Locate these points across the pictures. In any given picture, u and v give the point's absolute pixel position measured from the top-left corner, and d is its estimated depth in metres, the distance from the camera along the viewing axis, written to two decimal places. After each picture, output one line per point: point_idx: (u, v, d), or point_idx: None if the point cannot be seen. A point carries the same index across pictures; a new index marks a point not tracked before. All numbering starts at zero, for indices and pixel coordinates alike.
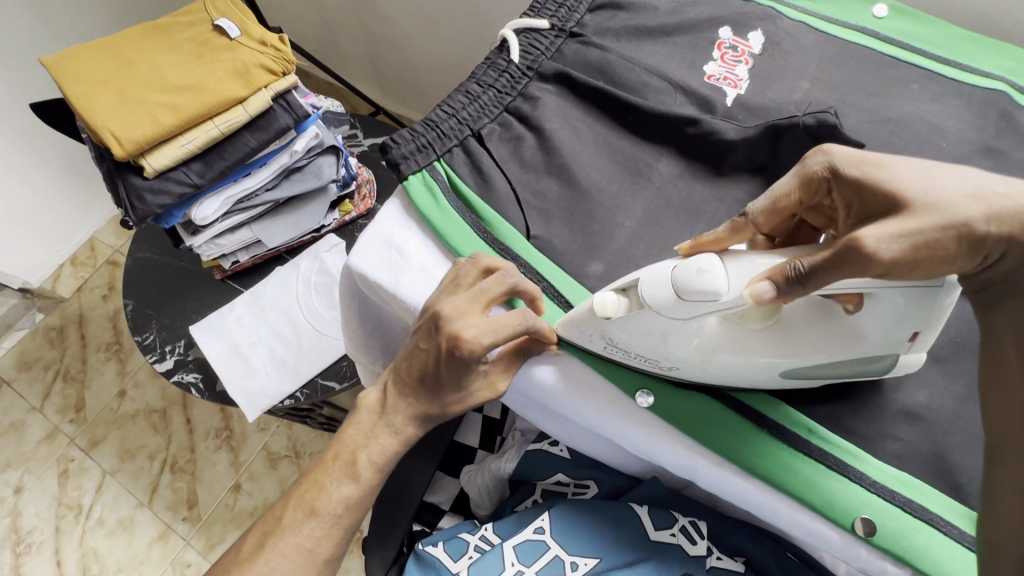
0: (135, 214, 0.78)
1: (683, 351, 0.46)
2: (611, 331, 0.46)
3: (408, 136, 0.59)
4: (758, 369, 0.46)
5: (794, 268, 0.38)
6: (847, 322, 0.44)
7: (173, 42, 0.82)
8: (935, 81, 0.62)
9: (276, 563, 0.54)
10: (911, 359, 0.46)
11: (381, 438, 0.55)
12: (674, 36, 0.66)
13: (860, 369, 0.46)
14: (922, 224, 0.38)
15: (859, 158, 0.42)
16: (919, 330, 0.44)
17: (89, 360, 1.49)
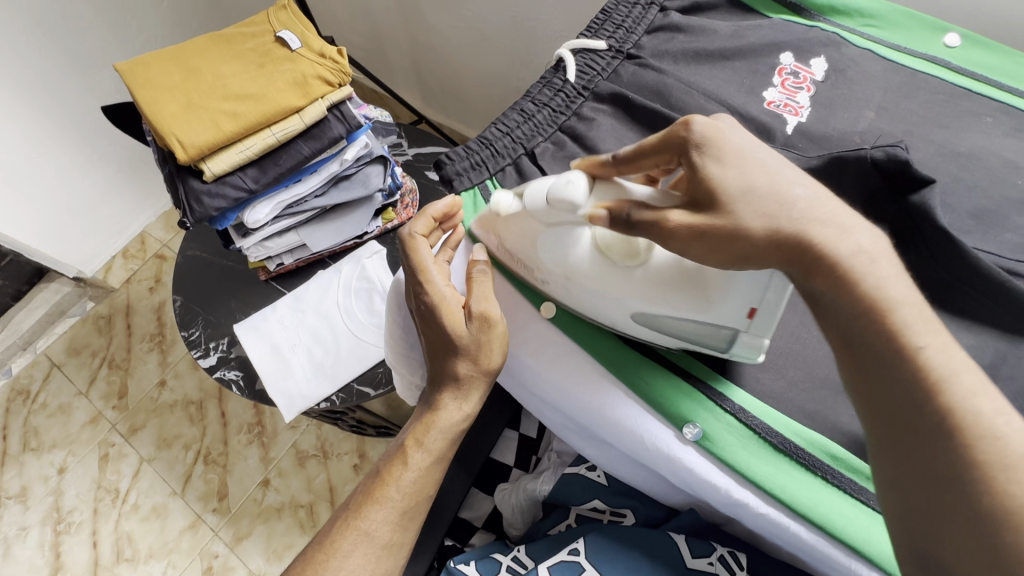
0: (193, 215, 0.81)
1: (548, 263, 0.49)
2: (503, 227, 0.51)
3: (462, 153, 0.60)
4: (608, 302, 0.48)
5: (627, 212, 0.42)
6: (712, 287, 0.45)
7: (237, 52, 0.86)
8: (1010, 114, 0.59)
9: (340, 546, 0.55)
10: (757, 342, 0.47)
11: (427, 421, 0.56)
12: (733, 61, 0.65)
13: (706, 338, 0.48)
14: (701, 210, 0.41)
15: (711, 139, 0.41)
16: (755, 302, 0.45)
17: (134, 349, 1.55)
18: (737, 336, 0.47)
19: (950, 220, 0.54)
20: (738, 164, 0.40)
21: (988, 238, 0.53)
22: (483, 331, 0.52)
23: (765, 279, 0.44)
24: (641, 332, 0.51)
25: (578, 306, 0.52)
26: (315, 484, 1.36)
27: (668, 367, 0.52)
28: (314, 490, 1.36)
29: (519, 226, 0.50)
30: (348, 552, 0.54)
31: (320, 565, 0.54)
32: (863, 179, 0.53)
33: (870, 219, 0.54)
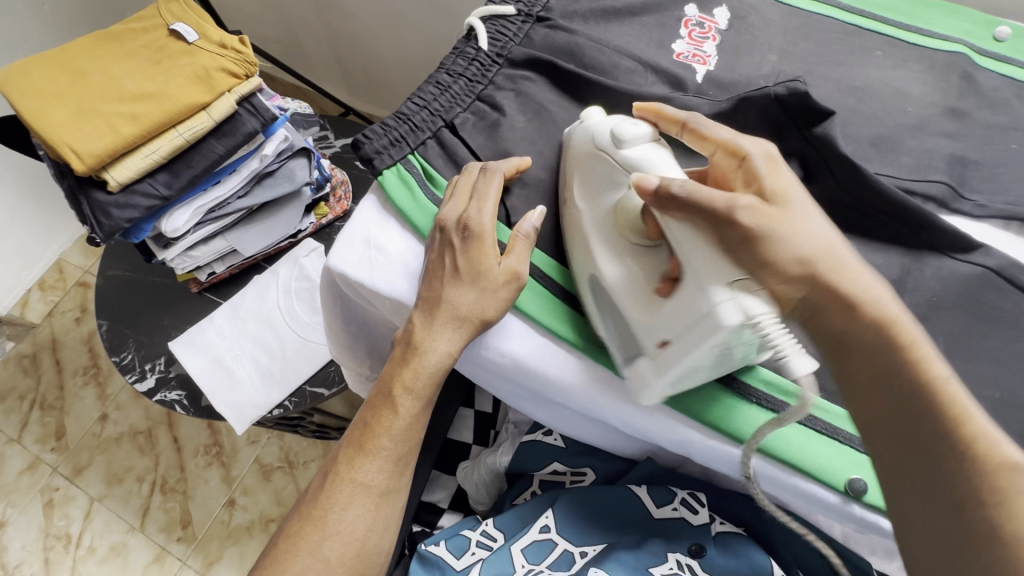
0: (101, 229, 0.75)
1: (576, 198, 0.53)
2: (575, 145, 0.55)
3: (380, 130, 0.57)
4: (584, 253, 0.51)
5: (674, 187, 0.43)
6: (654, 306, 0.46)
7: (128, 50, 0.80)
8: (897, 47, 0.63)
9: (335, 499, 0.52)
10: (652, 377, 0.46)
11: (414, 363, 0.51)
12: (641, 16, 0.66)
13: (625, 348, 0.49)
14: (717, 204, 0.42)
15: (769, 159, 0.46)
16: (669, 339, 0.44)
17: (66, 386, 1.45)
18: (640, 359, 0.47)
19: (851, 149, 0.56)
20: (794, 218, 0.44)
21: (887, 162, 0.56)
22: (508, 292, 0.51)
23: (706, 320, 0.40)
24: (599, 328, 0.51)
25: (568, 249, 0.54)
26: (283, 496, 1.32)
27: None
28: (283, 503, 1.31)
29: (579, 160, 0.54)
30: (345, 504, 0.52)
31: (319, 520, 0.52)
32: (768, 115, 0.55)
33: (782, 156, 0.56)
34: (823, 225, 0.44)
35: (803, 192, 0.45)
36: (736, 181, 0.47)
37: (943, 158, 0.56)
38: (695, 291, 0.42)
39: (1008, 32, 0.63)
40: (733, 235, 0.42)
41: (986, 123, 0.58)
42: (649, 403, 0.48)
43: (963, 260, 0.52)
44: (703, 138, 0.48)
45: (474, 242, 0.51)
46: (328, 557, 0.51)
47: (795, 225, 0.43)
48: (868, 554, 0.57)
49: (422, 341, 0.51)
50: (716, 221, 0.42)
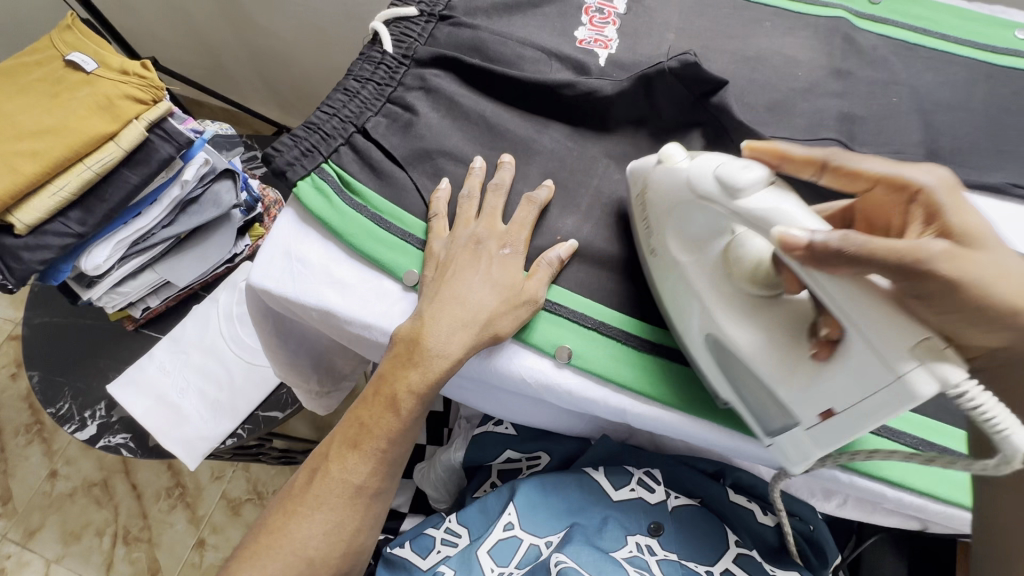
0: (13, 275, 0.72)
1: (674, 251, 0.49)
2: (659, 189, 0.50)
3: (290, 142, 0.57)
4: (699, 313, 0.47)
5: (836, 245, 0.36)
6: (805, 372, 0.42)
7: (24, 86, 0.77)
8: (783, 16, 0.67)
9: (324, 497, 0.51)
10: (816, 449, 0.42)
11: (423, 367, 0.49)
12: (542, 7, 0.67)
13: (773, 414, 0.45)
14: (902, 255, 0.35)
15: (952, 186, 0.39)
16: (836, 409, 0.39)
17: (8, 447, 1.37)
18: (793, 428, 0.43)
19: (749, 116, 0.59)
20: (995, 260, 0.37)
21: (782, 125, 0.59)
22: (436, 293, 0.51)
23: (890, 392, 0.36)
24: (727, 390, 0.48)
25: (669, 305, 0.51)
26: None
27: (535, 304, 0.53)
28: None
29: (672, 206, 0.49)
30: (333, 505, 0.51)
31: (304, 516, 0.51)
32: (669, 88, 0.58)
33: (685, 128, 0.59)
34: (1021, 261, 0.38)
35: (996, 226, 0.37)
36: (904, 216, 0.40)
37: (832, 116, 0.59)
38: (873, 360, 0.36)
39: None
40: (928, 287, 0.35)
41: (868, 80, 0.62)
42: (806, 468, 0.45)
43: None
44: (853, 175, 0.41)
45: (506, 261, 0.52)
46: (312, 555, 0.50)
47: (1000, 269, 0.37)
48: (808, 497, 0.61)
49: (435, 341, 0.49)
50: (901, 274, 0.36)
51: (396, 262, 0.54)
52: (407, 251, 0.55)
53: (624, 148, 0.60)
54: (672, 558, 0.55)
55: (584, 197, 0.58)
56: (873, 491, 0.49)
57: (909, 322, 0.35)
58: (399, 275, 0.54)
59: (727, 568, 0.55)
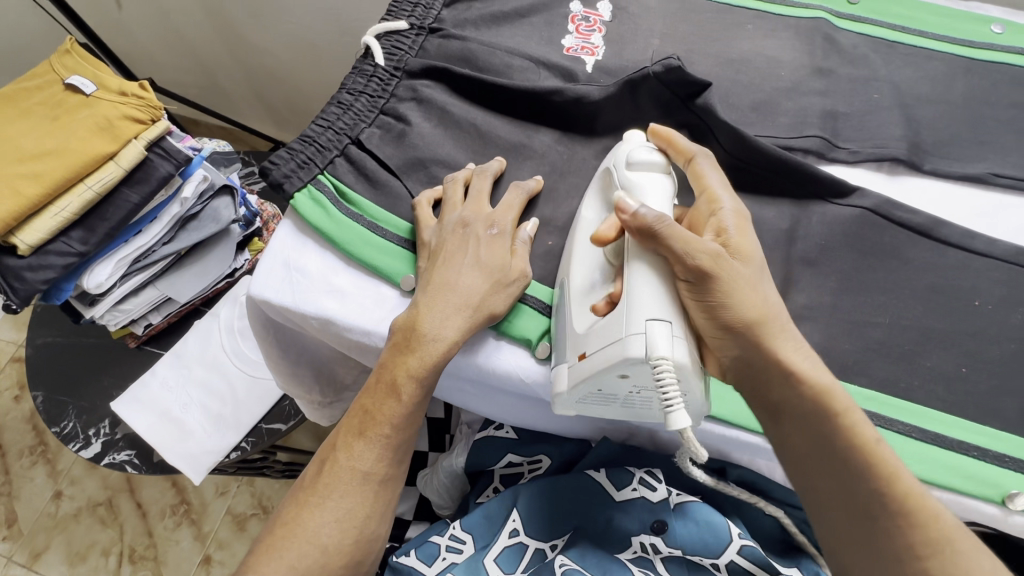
0: (16, 295, 0.73)
1: (586, 207, 0.53)
2: (602, 160, 0.56)
3: (286, 155, 0.58)
4: (562, 264, 0.52)
5: (641, 215, 0.45)
6: (588, 321, 0.47)
7: (25, 110, 0.78)
8: (765, 19, 0.68)
9: (334, 485, 0.51)
10: (567, 385, 0.47)
11: (422, 350, 0.49)
12: (529, 17, 0.69)
13: (556, 355, 0.50)
14: (682, 241, 0.44)
15: (742, 219, 0.48)
16: (588, 353, 0.45)
17: (12, 470, 1.37)
18: (563, 364, 0.48)
19: (735, 116, 0.60)
20: (752, 278, 0.46)
21: (767, 124, 0.60)
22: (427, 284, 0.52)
23: (616, 346, 0.43)
24: (550, 338, 0.52)
25: (562, 257, 0.55)
26: None
27: (531, 307, 0.54)
28: None
29: (598, 175, 0.55)
30: (343, 492, 0.51)
31: (317, 507, 0.51)
32: (655, 93, 0.59)
33: (672, 130, 0.61)
34: (774, 291, 0.47)
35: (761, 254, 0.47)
36: (705, 227, 0.49)
37: (816, 114, 0.61)
38: (622, 317, 0.43)
39: None
40: (691, 274, 0.44)
41: (850, 78, 0.63)
42: (561, 411, 0.49)
43: (845, 204, 0.56)
44: (696, 178, 0.50)
45: (492, 241, 0.53)
46: (326, 543, 0.50)
47: (751, 284, 0.46)
48: None
49: (429, 327, 0.49)
50: (675, 257, 0.44)
51: (393, 269, 0.55)
52: (403, 257, 0.56)
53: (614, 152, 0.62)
54: (677, 555, 0.56)
55: (575, 200, 0.59)
56: None
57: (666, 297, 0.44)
58: (397, 282, 0.55)
59: (733, 561, 0.55)
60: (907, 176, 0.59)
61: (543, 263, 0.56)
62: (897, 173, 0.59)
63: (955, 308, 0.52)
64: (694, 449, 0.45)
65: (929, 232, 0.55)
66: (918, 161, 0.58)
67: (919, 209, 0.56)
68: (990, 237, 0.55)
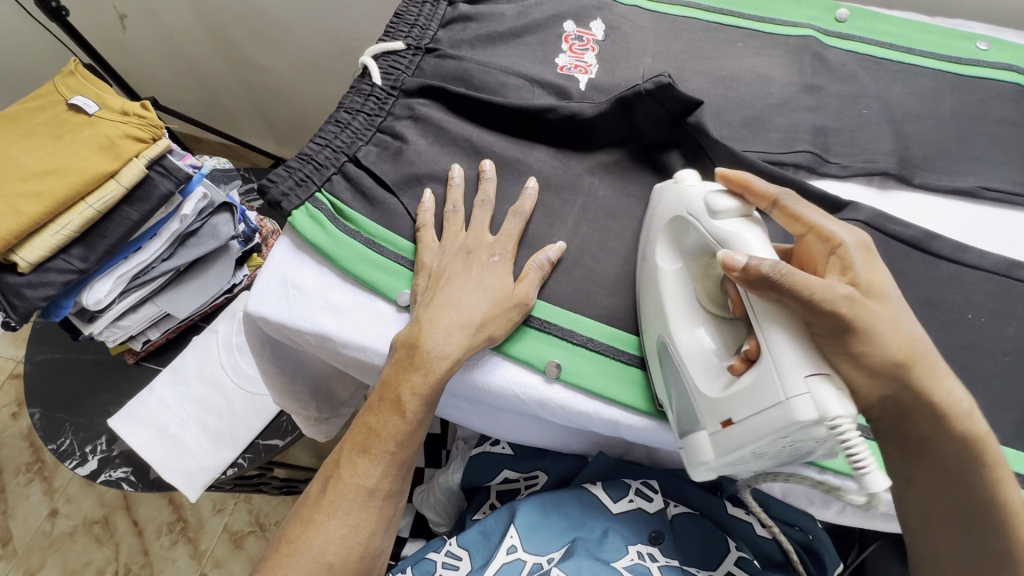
0: (16, 312, 0.74)
1: (659, 255, 0.52)
2: (661, 204, 0.54)
3: (284, 173, 0.59)
4: (657, 317, 0.50)
5: (768, 271, 0.42)
6: (722, 382, 0.45)
7: (28, 129, 0.79)
8: (755, 37, 0.69)
9: (339, 503, 0.51)
10: (712, 453, 0.45)
11: (426, 367, 0.50)
12: (524, 37, 0.70)
13: (684, 420, 0.48)
14: (813, 293, 0.41)
15: (868, 249, 0.45)
16: (735, 420, 0.43)
17: (8, 487, 1.36)
18: (699, 432, 0.46)
19: (726, 132, 0.61)
20: (890, 315, 0.43)
21: (758, 139, 0.61)
22: (428, 303, 0.52)
23: (778, 410, 0.40)
24: (664, 397, 0.50)
25: (641, 311, 0.53)
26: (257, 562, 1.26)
27: (525, 322, 0.54)
28: None
29: (664, 221, 0.52)
30: (349, 509, 0.51)
31: (320, 525, 0.50)
32: (646, 110, 0.60)
33: (664, 146, 0.61)
34: (915, 324, 0.44)
35: (898, 287, 0.44)
36: (827, 267, 0.46)
37: (806, 129, 0.62)
38: (773, 378, 0.41)
39: (847, 13, 0.71)
40: (827, 325, 0.41)
41: (839, 94, 0.64)
42: (703, 478, 0.48)
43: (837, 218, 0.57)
44: (795, 218, 0.47)
45: (495, 266, 0.54)
46: (330, 561, 0.49)
47: (889, 322, 0.43)
48: (808, 506, 0.60)
49: (433, 344, 0.50)
50: (812, 309, 0.41)
51: (389, 285, 0.56)
52: (399, 273, 0.56)
53: (607, 167, 0.63)
54: (673, 565, 0.55)
55: (570, 215, 0.60)
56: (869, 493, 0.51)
57: (810, 352, 0.41)
58: (393, 298, 0.55)
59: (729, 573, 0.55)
60: (898, 190, 0.60)
61: None
62: (888, 187, 0.60)
63: (949, 319, 0.52)
64: (875, 507, 0.43)
65: (921, 245, 0.55)
66: (908, 175, 0.59)
67: (910, 222, 0.57)
68: (981, 250, 0.56)
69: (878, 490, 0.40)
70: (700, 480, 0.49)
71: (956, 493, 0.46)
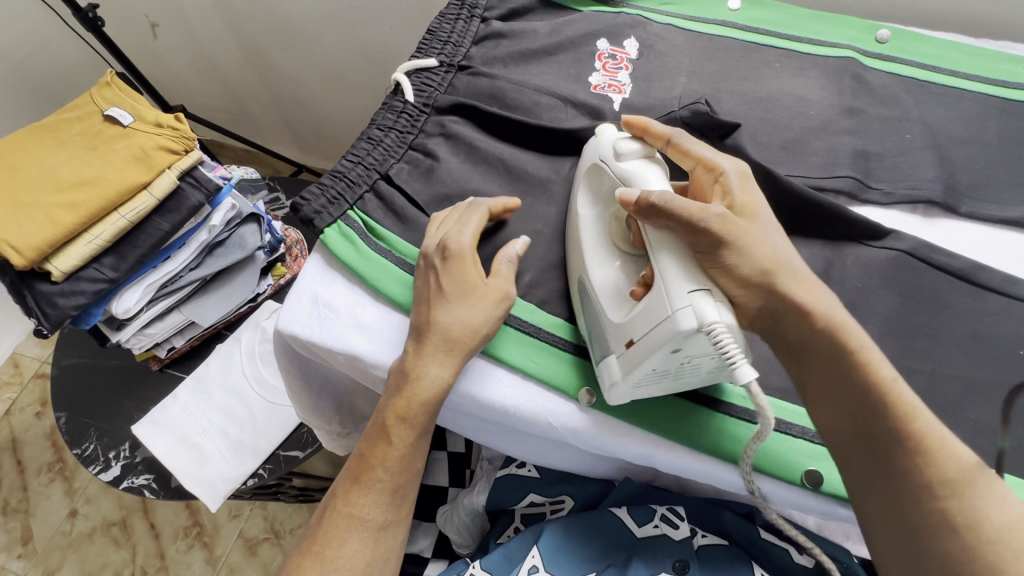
0: (48, 320, 0.75)
1: (580, 203, 0.54)
2: (585, 156, 0.56)
3: (317, 191, 0.59)
4: (579, 258, 0.52)
5: (655, 198, 0.44)
6: (626, 308, 0.47)
7: (64, 139, 0.81)
8: (793, 58, 0.68)
9: (333, 533, 0.50)
10: (616, 372, 0.46)
11: (409, 392, 0.49)
12: (557, 55, 0.70)
13: (599, 351, 0.49)
14: (691, 212, 0.43)
15: (746, 177, 0.48)
16: (634, 340, 0.44)
17: (30, 486, 1.38)
18: (609, 356, 0.47)
19: (764, 155, 0.60)
20: (760, 231, 0.45)
21: (797, 163, 0.60)
22: (431, 298, 0.51)
23: (666, 322, 0.41)
24: (583, 332, 0.52)
25: (569, 260, 0.55)
26: (271, 570, 1.26)
27: (557, 347, 0.53)
28: None
29: (586, 169, 0.55)
30: (343, 539, 0.50)
31: (318, 556, 0.50)
32: (683, 135, 0.60)
33: None
34: (786, 241, 0.47)
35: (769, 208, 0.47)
36: (713, 194, 0.49)
37: (847, 153, 0.60)
38: (662, 294, 0.42)
39: (888, 34, 0.69)
40: (703, 243, 0.43)
41: (881, 118, 0.63)
42: (613, 401, 0.48)
43: (880, 247, 0.55)
44: (685, 153, 0.50)
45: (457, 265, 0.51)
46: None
47: (760, 236, 0.45)
48: (843, 540, 0.60)
49: (415, 366, 0.49)
50: (689, 229, 0.43)
51: None
52: None
53: None
54: None
55: None
56: None
57: (688, 267, 0.43)
58: None
59: None
60: (942, 218, 0.58)
61: (570, 302, 0.56)
62: (932, 216, 0.58)
63: (998, 355, 0.50)
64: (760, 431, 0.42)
65: (968, 277, 0.54)
66: (954, 203, 0.58)
67: (956, 253, 0.55)
68: None
69: (750, 385, 0.41)
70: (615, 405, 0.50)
71: (845, 392, 0.44)
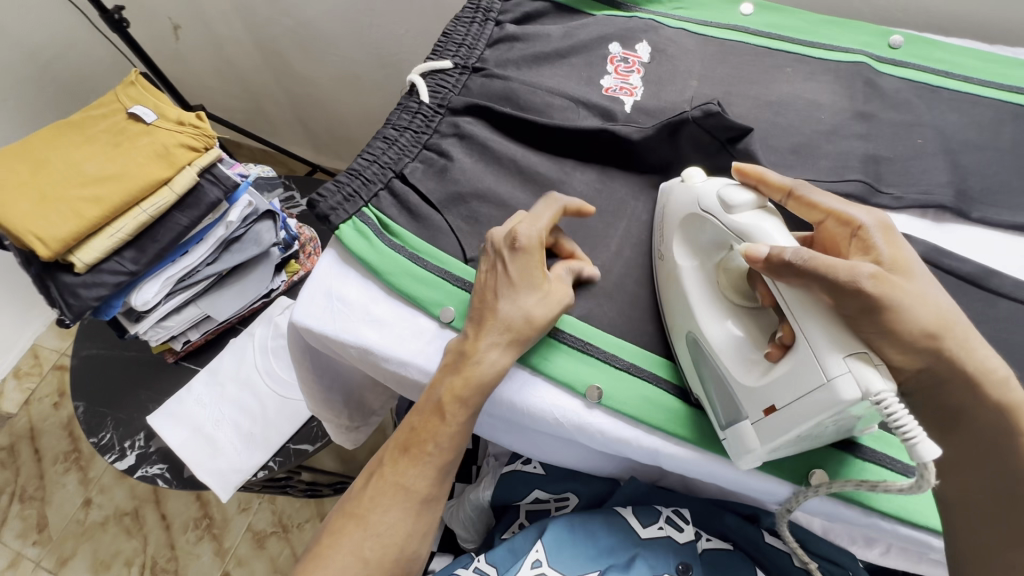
0: (70, 310, 0.77)
1: (678, 254, 0.53)
2: (674, 203, 0.55)
3: (333, 188, 0.60)
4: (685, 312, 0.51)
5: (790, 255, 0.42)
6: (761, 370, 0.45)
7: (89, 136, 0.83)
8: (805, 62, 0.69)
9: (377, 500, 0.51)
10: (754, 440, 0.45)
11: (468, 373, 0.50)
12: (569, 58, 0.71)
13: (725, 412, 0.48)
14: (839, 272, 0.41)
15: (889, 229, 0.46)
16: (776, 406, 0.43)
17: (47, 474, 1.41)
18: (741, 423, 0.46)
19: (774, 159, 0.60)
20: (918, 289, 0.43)
21: (807, 167, 0.60)
22: (496, 296, 0.52)
23: (820, 392, 0.40)
24: (695, 387, 0.51)
25: (663, 310, 0.55)
26: (278, 563, 1.28)
27: (566, 344, 0.54)
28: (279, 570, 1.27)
29: (676, 220, 0.54)
30: (386, 507, 0.51)
31: (360, 520, 0.51)
32: (695, 138, 0.60)
33: (710, 170, 0.61)
34: (943, 295, 0.45)
35: (922, 261, 0.44)
36: (850, 249, 0.47)
37: (857, 158, 0.61)
38: (812, 361, 0.41)
39: (901, 39, 0.69)
40: (855, 305, 0.41)
41: (892, 122, 0.63)
42: (746, 465, 0.47)
43: None
44: (811, 206, 0.48)
45: (517, 257, 0.52)
46: (367, 557, 0.50)
47: (920, 295, 0.43)
48: (849, 545, 0.59)
49: (478, 349, 0.50)
50: (836, 291, 0.41)
51: (432, 301, 0.56)
52: (443, 289, 0.56)
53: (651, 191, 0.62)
54: None
55: (612, 238, 0.60)
56: (917, 540, 0.49)
57: (842, 331, 0.41)
58: (435, 313, 0.56)
59: None
60: (953, 223, 0.58)
61: (579, 301, 0.56)
62: (943, 220, 0.58)
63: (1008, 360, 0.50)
64: (919, 489, 0.41)
65: (979, 282, 0.54)
66: (966, 208, 0.57)
67: (967, 257, 0.55)
68: None
69: (930, 462, 0.39)
70: (741, 468, 0.48)
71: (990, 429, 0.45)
